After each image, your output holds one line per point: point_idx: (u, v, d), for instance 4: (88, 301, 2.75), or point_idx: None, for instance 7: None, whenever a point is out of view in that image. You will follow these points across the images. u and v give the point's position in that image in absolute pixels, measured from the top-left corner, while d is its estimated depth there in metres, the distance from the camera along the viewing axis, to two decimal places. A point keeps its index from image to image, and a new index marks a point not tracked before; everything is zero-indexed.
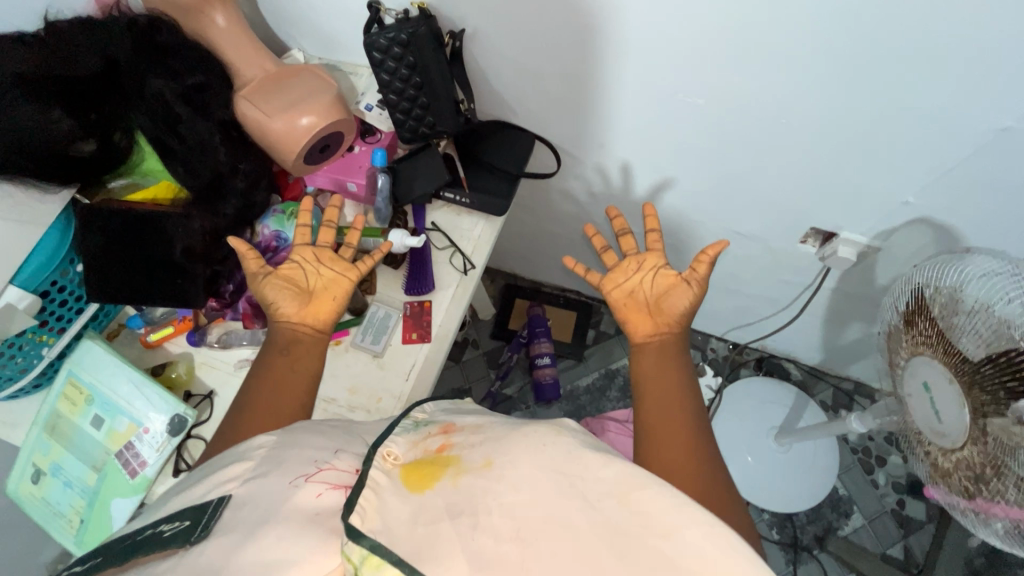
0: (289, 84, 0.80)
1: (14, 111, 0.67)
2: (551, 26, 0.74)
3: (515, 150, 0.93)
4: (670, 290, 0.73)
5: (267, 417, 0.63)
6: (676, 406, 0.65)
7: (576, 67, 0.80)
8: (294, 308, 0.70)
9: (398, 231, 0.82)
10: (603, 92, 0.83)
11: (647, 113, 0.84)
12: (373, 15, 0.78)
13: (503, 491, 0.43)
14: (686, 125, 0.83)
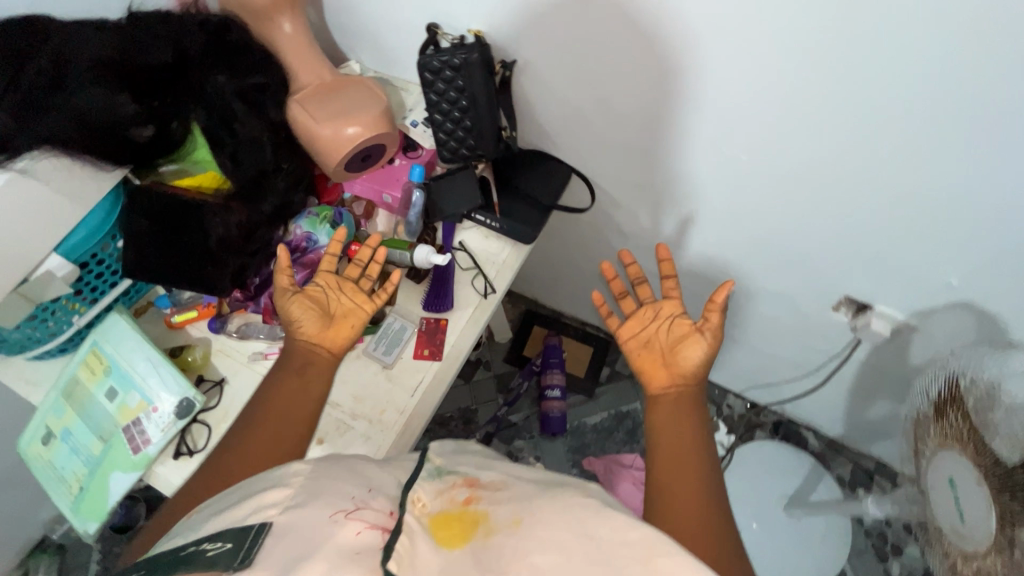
0: (341, 94, 0.83)
1: (82, 89, 0.68)
2: (604, 66, 0.76)
3: (551, 182, 0.94)
4: (679, 339, 0.72)
5: (266, 433, 0.63)
6: (690, 465, 0.62)
7: (623, 108, 0.81)
8: (310, 328, 0.71)
9: (425, 248, 0.84)
10: (649, 135, 0.83)
11: (689, 161, 0.84)
12: (430, 39, 0.81)
13: (534, 550, 0.42)
14: (727, 176, 0.83)
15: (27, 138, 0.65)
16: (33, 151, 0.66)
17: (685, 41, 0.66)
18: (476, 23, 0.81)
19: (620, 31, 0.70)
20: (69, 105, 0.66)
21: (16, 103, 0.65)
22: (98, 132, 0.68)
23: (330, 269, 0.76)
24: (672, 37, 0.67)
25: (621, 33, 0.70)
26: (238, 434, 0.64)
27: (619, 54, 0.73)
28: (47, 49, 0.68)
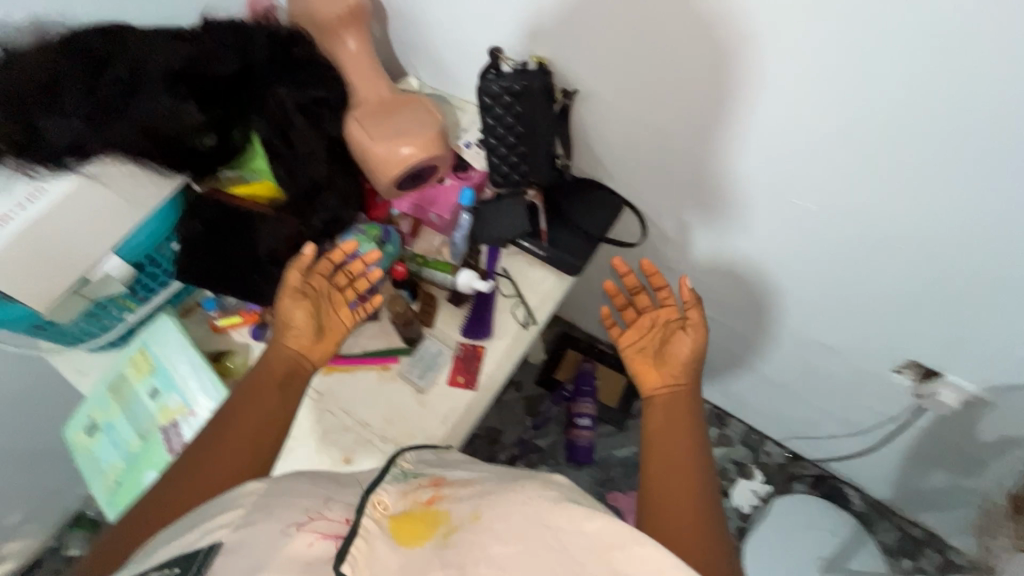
0: (399, 112, 0.83)
1: (152, 98, 0.70)
2: (668, 102, 0.73)
3: (603, 211, 0.91)
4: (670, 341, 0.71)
5: (234, 442, 0.62)
6: (684, 466, 0.60)
7: (683, 145, 0.78)
8: (299, 334, 0.71)
9: (468, 273, 0.83)
10: (710, 175, 0.80)
11: (750, 205, 0.80)
12: (491, 61, 0.79)
13: (492, 542, 0.40)
14: (792, 223, 0.78)
15: (99, 143, 0.67)
16: (101, 156, 0.68)
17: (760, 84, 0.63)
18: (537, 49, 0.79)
19: (689, 69, 0.67)
20: (140, 113, 0.68)
21: (91, 109, 0.67)
22: (163, 140, 0.71)
23: (326, 274, 0.75)
24: (746, 79, 0.64)
25: (691, 71, 0.67)
26: (206, 445, 0.62)
27: (686, 91, 0.70)
28: (125, 58, 0.71)
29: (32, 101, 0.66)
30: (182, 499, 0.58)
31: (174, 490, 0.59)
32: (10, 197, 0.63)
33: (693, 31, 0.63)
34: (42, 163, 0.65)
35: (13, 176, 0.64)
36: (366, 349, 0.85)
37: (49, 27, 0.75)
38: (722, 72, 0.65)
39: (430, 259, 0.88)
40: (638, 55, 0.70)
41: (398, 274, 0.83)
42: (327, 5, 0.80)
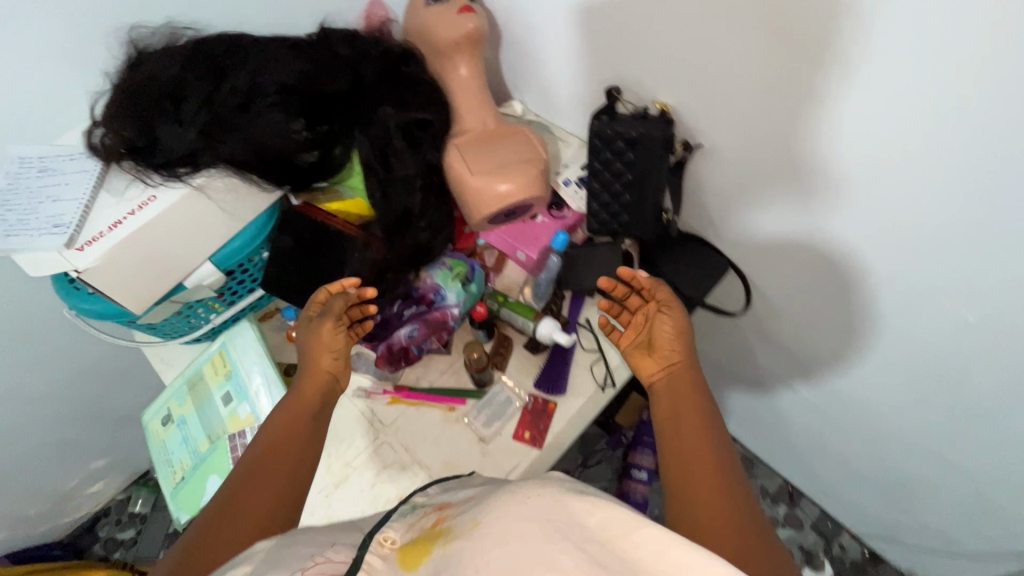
0: (501, 144, 0.79)
1: (264, 113, 0.70)
2: (807, 173, 0.65)
3: (703, 273, 0.83)
4: (653, 324, 0.67)
5: (269, 459, 0.61)
6: (698, 452, 0.56)
7: (813, 220, 0.69)
8: (336, 354, 0.70)
9: (550, 322, 0.78)
10: (840, 258, 0.70)
11: (886, 298, 0.69)
12: (607, 104, 0.75)
13: (490, 548, 0.37)
14: (936, 327, 0.67)
15: (210, 156, 0.67)
16: (210, 169, 0.67)
17: (934, 171, 0.54)
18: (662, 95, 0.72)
19: (846, 142, 0.58)
20: (252, 126, 0.68)
21: (206, 120, 0.67)
22: (269, 156, 0.70)
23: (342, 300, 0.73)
24: (914, 163, 0.55)
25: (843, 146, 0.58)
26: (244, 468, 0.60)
27: (831, 165, 0.61)
28: (244, 70, 0.71)
29: (154, 108, 0.67)
30: (222, 521, 0.55)
31: (215, 515, 0.56)
32: (123, 202, 0.64)
33: (859, 103, 0.54)
34: (156, 168, 0.66)
35: (130, 180, 0.65)
36: (433, 385, 0.82)
37: (180, 30, 0.76)
38: (886, 154, 0.56)
39: (512, 300, 0.83)
40: (783, 118, 0.61)
41: (477, 314, 0.78)
42: (446, 29, 0.77)
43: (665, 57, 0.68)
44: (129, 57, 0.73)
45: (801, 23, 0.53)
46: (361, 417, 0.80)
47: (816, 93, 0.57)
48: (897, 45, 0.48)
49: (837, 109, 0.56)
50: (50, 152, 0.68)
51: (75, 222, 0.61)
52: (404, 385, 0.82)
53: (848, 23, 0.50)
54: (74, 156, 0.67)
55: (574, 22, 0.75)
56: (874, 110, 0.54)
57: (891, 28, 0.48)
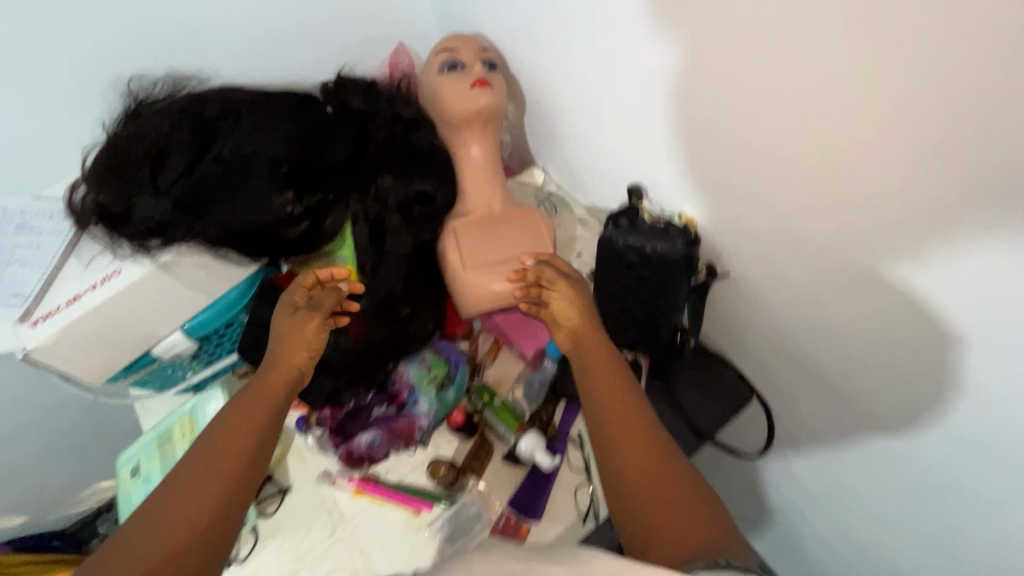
0: (505, 235, 0.72)
1: (251, 185, 0.65)
2: (858, 317, 0.55)
3: (719, 405, 0.72)
4: (558, 290, 0.63)
5: (228, 446, 0.56)
6: (627, 426, 0.54)
7: (863, 363, 0.58)
8: (308, 350, 0.62)
9: (532, 438, 0.70)
10: (894, 412, 0.59)
11: (944, 478, 0.58)
12: (625, 209, 0.66)
13: None
14: (1008, 522, 0.54)
15: (182, 230, 0.62)
16: (182, 243, 0.62)
17: None
18: (689, 208, 0.65)
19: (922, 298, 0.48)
20: (236, 199, 0.64)
21: (185, 190, 0.63)
22: (251, 233, 0.65)
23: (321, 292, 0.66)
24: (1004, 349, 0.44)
25: (909, 300, 0.49)
26: (198, 455, 0.55)
27: (896, 315, 0.51)
28: (234, 133, 0.66)
29: (135, 171, 0.63)
30: (179, 513, 0.51)
31: (166, 505, 0.52)
32: (87, 272, 0.60)
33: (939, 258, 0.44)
34: (128, 239, 0.62)
35: (99, 250, 0.62)
36: (400, 480, 0.75)
37: (182, 80, 0.73)
38: (971, 329, 0.45)
39: (498, 401, 0.75)
40: (842, 249, 0.52)
41: (454, 420, 0.74)
42: (459, 102, 0.70)
43: (704, 164, 0.58)
44: (124, 108, 0.69)
45: (878, 161, 0.44)
46: (322, 505, 0.75)
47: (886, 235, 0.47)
48: (998, 208, 0.38)
49: (911, 259, 0.46)
50: (32, 207, 0.65)
51: (34, 292, 0.59)
52: (372, 475, 0.76)
53: (937, 170, 0.41)
54: (53, 215, 0.65)
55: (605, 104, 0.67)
56: (961, 270, 0.43)
57: (991, 194, 0.38)
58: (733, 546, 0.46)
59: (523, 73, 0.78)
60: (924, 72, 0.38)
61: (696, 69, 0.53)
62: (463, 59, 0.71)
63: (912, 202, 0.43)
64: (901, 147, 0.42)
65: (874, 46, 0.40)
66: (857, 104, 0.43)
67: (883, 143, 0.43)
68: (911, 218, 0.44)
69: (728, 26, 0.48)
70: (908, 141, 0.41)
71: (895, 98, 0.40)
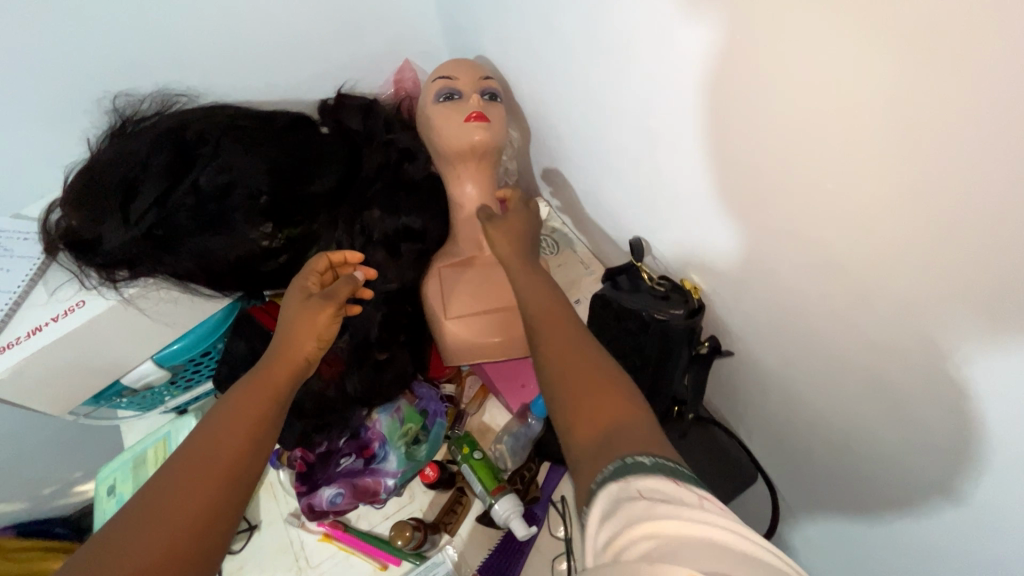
0: (496, 281, 0.67)
1: (224, 218, 0.62)
2: (883, 419, 0.47)
3: (714, 478, 0.66)
4: (507, 216, 0.64)
5: (232, 432, 0.45)
6: (564, 347, 0.46)
7: (878, 469, 0.51)
8: (311, 343, 0.53)
9: (509, 502, 0.64)
10: (908, 530, 0.51)
11: None
12: (624, 268, 0.62)
13: None
14: None
15: (149, 265, 0.61)
16: (148, 278, 0.61)
17: None
18: (694, 274, 0.59)
19: (949, 416, 0.41)
20: (207, 235, 0.62)
21: (155, 221, 0.60)
22: (221, 268, 0.63)
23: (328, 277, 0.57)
24: None
25: (941, 414, 0.41)
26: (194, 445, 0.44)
27: (917, 426, 0.44)
28: (210, 160, 0.63)
29: (104, 199, 0.60)
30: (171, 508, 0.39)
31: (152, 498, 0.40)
32: (51, 302, 0.59)
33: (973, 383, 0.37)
34: (94, 269, 0.60)
35: (69, 278, 0.61)
36: (371, 529, 0.69)
37: (172, 97, 0.70)
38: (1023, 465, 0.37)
39: (478, 455, 0.68)
40: (863, 347, 0.44)
41: (425, 477, 0.67)
42: (451, 135, 0.64)
43: (717, 226, 0.52)
44: (110, 126, 0.67)
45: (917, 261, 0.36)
46: (288, 550, 0.69)
47: (911, 343, 0.40)
48: None
49: (940, 374, 0.39)
50: (9, 226, 0.64)
51: (4, 315, 0.57)
52: (341, 521, 0.69)
53: (982, 286, 0.33)
54: (29, 236, 0.63)
55: (612, 147, 0.61)
56: (997, 400, 0.36)
57: None
58: (648, 425, 0.39)
59: (530, 101, 0.72)
60: (971, 185, 0.30)
61: (705, 129, 0.46)
62: (461, 88, 0.65)
63: (943, 316, 0.36)
64: (935, 259, 0.35)
65: (913, 141, 0.32)
66: (887, 202, 0.35)
67: (914, 252, 0.36)
68: (942, 330, 0.37)
69: (743, 90, 0.40)
70: (939, 254, 0.34)
71: (934, 206, 0.33)
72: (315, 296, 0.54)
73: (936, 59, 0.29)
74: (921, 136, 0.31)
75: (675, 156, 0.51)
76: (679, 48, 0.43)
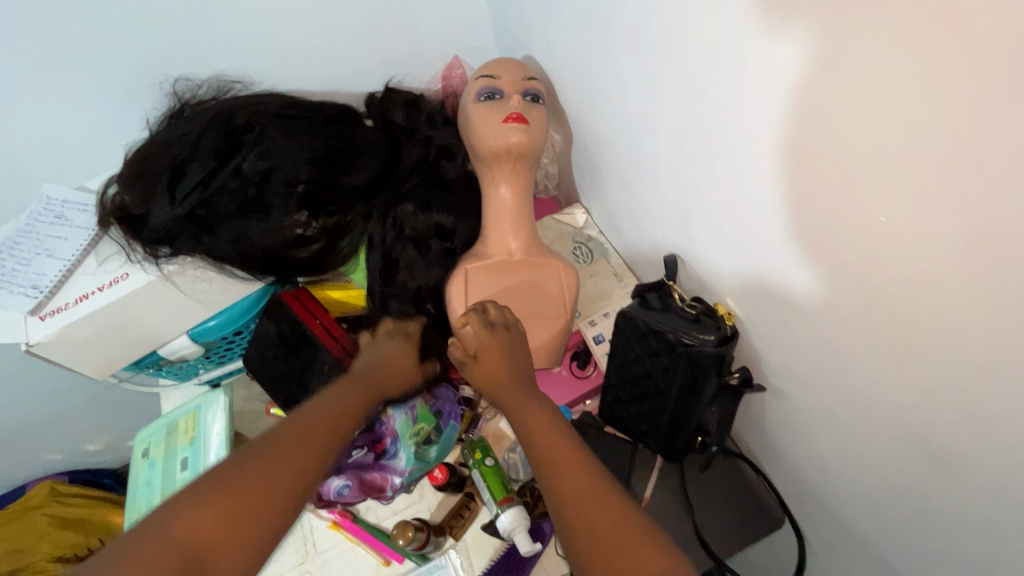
0: (523, 289, 0.66)
1: (265, 201, 0.64)
2: (929, 475, 0.42)
3: (734, 517, 0.62)
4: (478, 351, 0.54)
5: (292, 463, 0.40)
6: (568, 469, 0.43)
7: (918, 528, 0.46)
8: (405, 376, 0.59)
9: (517, 516, 0.61)
10: None
11: None
12: (658, 286, 0.58)
13: None
14: None
15: (187, 244, 0.63)
16: (187, 256, 0.63)
17: None
18: (728, 299, 0.57)
19: (998, 477, 0.37)
20: (246, 219, 0.64)
21: (199, 199, 0.62)
22: (257, 253, 0.65)
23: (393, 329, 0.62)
24: None
25: (994, 473, 0.37)
26: (237, 460, 0.39)
27: (962, 487, 0.40)
28: (254, 144, 0.64)
29: (156, 177, 0.63)
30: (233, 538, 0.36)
31: (191, 521, 0.35)
32: (99, 272, 0.62)
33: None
34: (142, 244, 0.63)
35: (117, 251, 0.64)
36: (379, 523, 0.69)
37: (228, 83, 0.73)
38: None
39: (489, 462, 0.66)
40: (912, 392, 0.40)
41: (434, 478, 0.68)
42: (487, 133, 0.63)
43: (761, 246, 0.48)
44: (168, 108, 0.70)
45: (987, 300, 0.32)
46: (297, 534, 0.70)
47: (963, 389, 0.36)
48: None
49: (997, 431, 0.35)
50: (72, 197, 0.68)
51: (51, 286, 0.60)
52: (351, 511, 0.69)
53: None
54: (89, 208, 0.67)
55: (656, 155, 0.58)
56: None
57: None
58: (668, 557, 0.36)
59: (576, 106, 0.71)
60: None
61: (758, 145, 0.43)
62: (503, 87, 0.64)
63: (1001, 372, 0.33)
64: (997, 306, 0.31)
65: (981, 172, 0.29)
66: (954, 227, 0.32)
67: (980, 287, 0.32)
68: (1000, 386, 0.33)
69: (804, 106, 0.38)
70: (1007, 297, 0.31)
71: (1004, 245, 0.29)
72: (402, 334, 0.62)
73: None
74: (987, 167, 0.29)
75: (721, 167, 0.48)
76: (742, 49, 0.40)
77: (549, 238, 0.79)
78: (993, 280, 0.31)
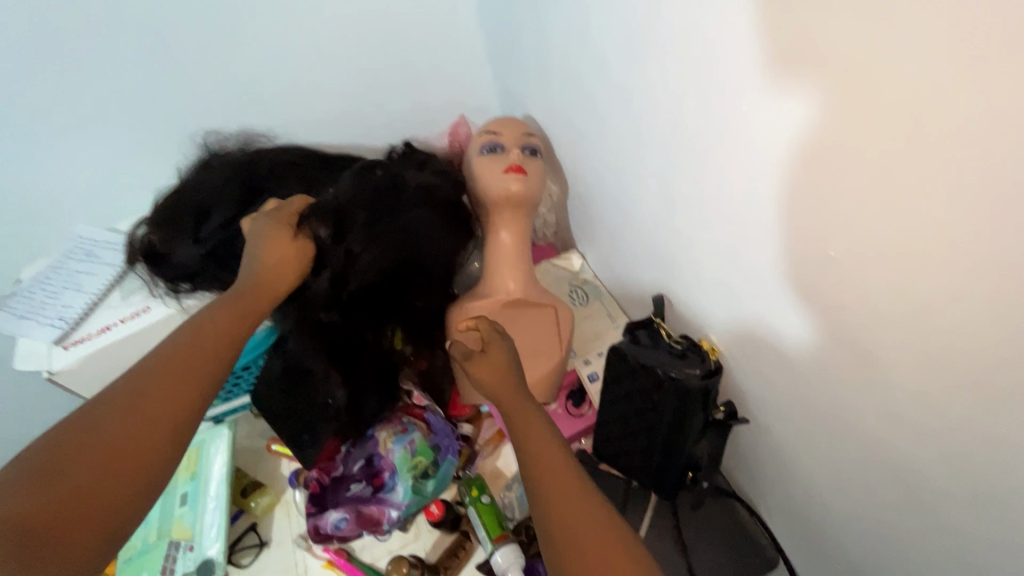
0: (523, 325, 0.69)
1: None
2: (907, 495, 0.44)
3: (729, 558, 0.62)
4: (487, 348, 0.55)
5: (142, 424, 0.40)
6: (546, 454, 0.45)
7: (902, 550, 0.48)
8: (296, 272, 0.59)
9: (508, 553, 0.62)
10: None
11: None
12: (647, 323, 0.62)
13: None
14: None
15: (207, 281, 0.68)
16: (205, 291, 0.68)
17: None
18: (712, 335, 0.61)
19: (964, 488, 0.39)
20: None
21: (218, 241, 0.67)
22: None
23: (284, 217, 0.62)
24: None
25: (961, 483, 0.39)
26: (103, 405, 0.40)
27: (936, 502, 0.42)
28: (274, 190, 0.70)
29: (180, 220, 0.69)
30: (83, 528, 0.35)
31: (49, 486, 0.36)
32: (122, 305, 0.66)
33: (991, 462, 0.36)
34: (163, 278, 0.68)
35: (140, 285, 0.68)
36: (373, 562, 0.69)
37: (254, 137, 0.80)
38: None
39: (485, 499, 0.67)
40: (882, 411, 0.43)
41: (430, 514, 0.69)
42: (490, 183, 0.68)
43: (739, 282, 0.53)
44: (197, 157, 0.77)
45: (932, 317, 0.36)
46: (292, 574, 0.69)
47: (924, 404, 0.40)
48: None
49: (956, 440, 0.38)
50: (103, 237, 0.73)
51: (77, 316, 0.64)
52: (346, 549, 0.69)
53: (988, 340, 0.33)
54: (118, 247, 0.72)
55: (644, 201, 0.64)
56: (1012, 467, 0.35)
57: None
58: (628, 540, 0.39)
59: (571, 159, 0.77)
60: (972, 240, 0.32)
61: (732, 190, 0.49)
62: (505, 142, 0.70)
63: (953, 381, 0.37)
64: (941, 321, 0.36)
65: (913, 205, 0.34)
66: (898, 255, 0.37)
67: (926, 306, 0.36)
68: (953, 394, 0.37)
69: (767, 156, 0.43)
70: (947, 312, 0.35)
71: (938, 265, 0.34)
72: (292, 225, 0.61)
73: (937, 143, 0.32)
74: (917, 200, 0.34)
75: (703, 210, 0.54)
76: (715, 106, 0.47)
77: (546, 281, 0.84)
78: (936, 298, 0.35)
